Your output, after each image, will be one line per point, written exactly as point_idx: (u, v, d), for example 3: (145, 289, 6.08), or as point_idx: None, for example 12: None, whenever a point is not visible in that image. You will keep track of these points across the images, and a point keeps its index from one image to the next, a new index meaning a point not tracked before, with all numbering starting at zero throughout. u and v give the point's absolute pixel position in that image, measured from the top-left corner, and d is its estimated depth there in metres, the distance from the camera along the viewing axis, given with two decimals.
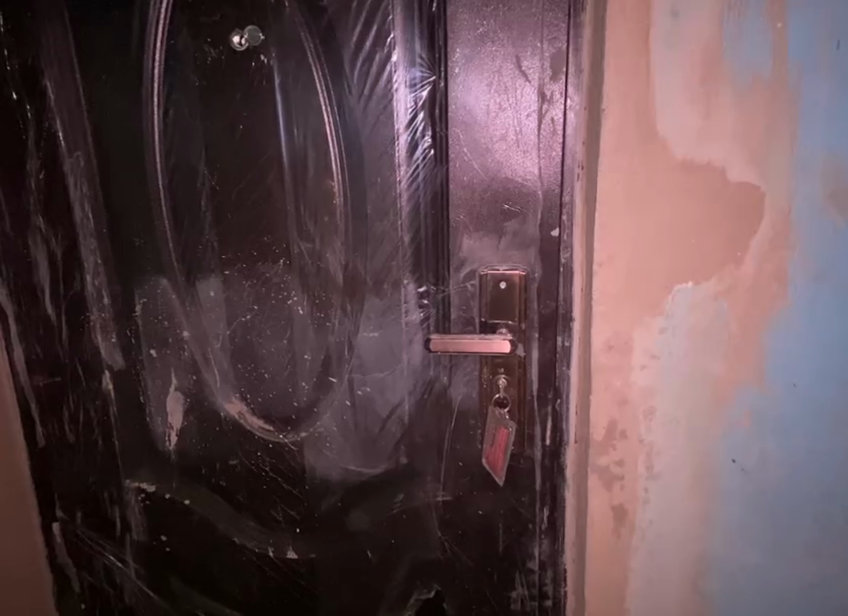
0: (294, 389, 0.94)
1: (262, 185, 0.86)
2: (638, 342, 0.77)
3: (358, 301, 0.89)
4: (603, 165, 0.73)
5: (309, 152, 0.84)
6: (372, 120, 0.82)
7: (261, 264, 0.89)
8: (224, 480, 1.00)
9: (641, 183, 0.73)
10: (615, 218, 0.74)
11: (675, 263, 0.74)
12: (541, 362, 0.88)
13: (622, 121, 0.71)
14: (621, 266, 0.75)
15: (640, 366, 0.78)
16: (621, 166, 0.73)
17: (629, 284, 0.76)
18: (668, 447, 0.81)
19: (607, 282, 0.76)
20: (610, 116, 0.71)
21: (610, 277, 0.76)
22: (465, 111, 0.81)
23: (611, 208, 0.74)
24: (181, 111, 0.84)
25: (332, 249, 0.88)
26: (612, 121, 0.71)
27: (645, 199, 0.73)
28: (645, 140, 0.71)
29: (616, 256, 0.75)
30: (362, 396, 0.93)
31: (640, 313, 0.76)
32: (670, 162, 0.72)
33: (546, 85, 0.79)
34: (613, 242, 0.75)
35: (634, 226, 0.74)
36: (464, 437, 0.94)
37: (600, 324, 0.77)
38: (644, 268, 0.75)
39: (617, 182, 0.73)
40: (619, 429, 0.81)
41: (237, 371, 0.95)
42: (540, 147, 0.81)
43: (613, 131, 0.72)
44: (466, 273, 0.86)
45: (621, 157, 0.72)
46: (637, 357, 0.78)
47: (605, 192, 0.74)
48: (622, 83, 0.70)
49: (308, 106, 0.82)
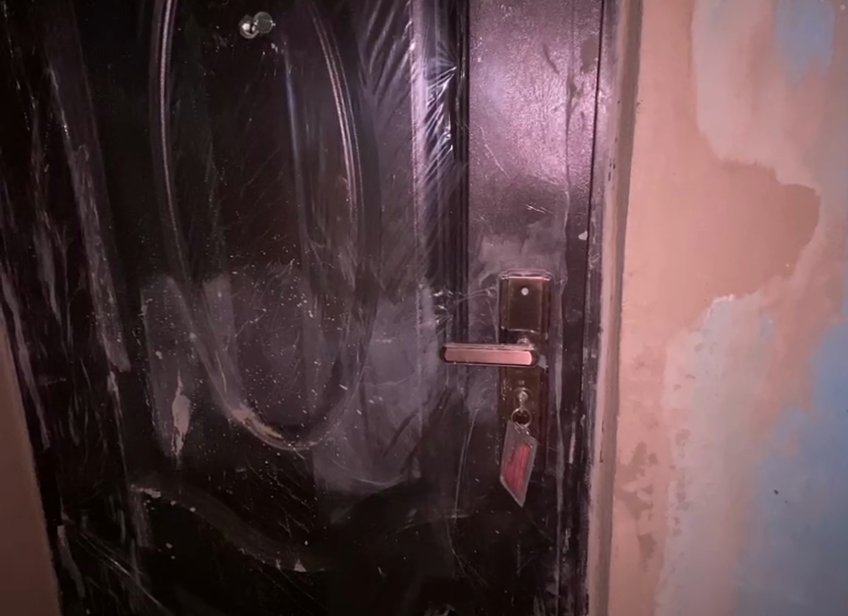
0: (303, 397, 0.90)
1: (271, 182, 0.82)
2: (671, 358, 0.70)
3: (371, 305, 0.84)
4: (635, 164, 0.67)
5: (321, 147, 0.79)
6: (388, 113, 0.77)
7: (269, 265, 0.85)
8: (230, 488, 0.97)
9: (677, 185, 0.66)
10: (648, 222, 0.68)
11: (714, 272, 0.68)
12: (565, 374, 0.82)
13: (657, 115, 0.65)
14: (652, 275, 0.69)
15: (673, 386, 0.71)
16: (655, 165, 0.66)
17: (662, 295, 0.69)
18: (703, 473, 0.74)
19: (638, 292, 0.69)
20: (644, 111, 0.65)
21: (641, 287, 0.69)
22: (487, 105, 0.75)
23: (645, 212, 0.67)
24: (188, 103, 0.80)
25: (345, 250, 0.83)
26: (646, 117, 0.65)
27: (682, 202, 0.66)
28: (684, 137, 0.65)
29: (648, 264, 0.69)
30: (373, 405, 0.89)
31: (674, 327, 0.69)
32: (711, 162, 0.65)
33: (576, 77, 0.73)
34: (646, 249, 0.68)
35: (669, 231, 0.67)
36: (481, 452, 0.88)
37: (629, 338, 0.71)
38: (679, 278, 0.68)
39: (650, 184, 0.67)
40: (648, 453, 0.74)
41: (244, 376, 0.91)
42: (568, 143, 0.75)
43: (648, 127, 0.65)
44: (485, 279, 0.81)
45: (656, 155, 0.66)
46: (670, 377, 0.71)
47: (637, 193, 0.67)
48: (658, 74, 0.64)
49: (320, 99, 0.78)
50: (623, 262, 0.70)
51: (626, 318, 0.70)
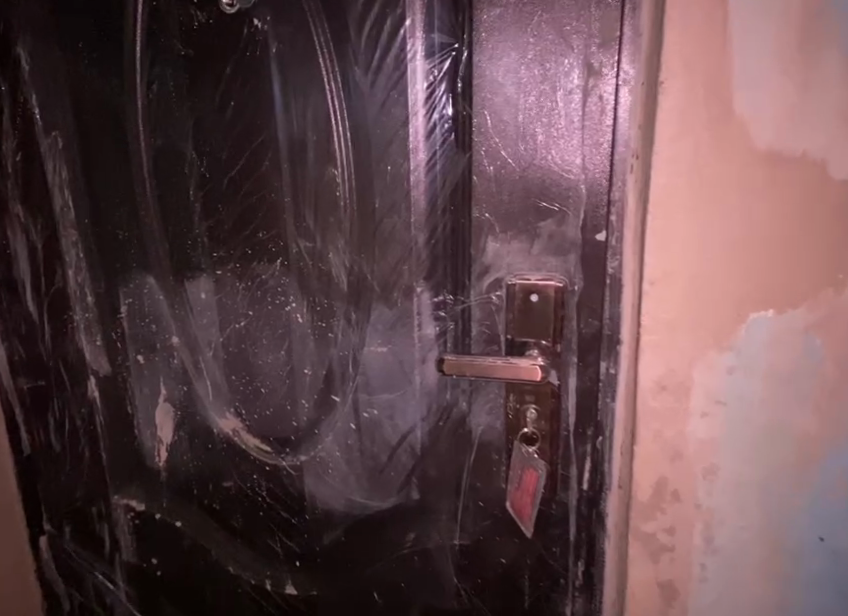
0: (293, 408, 0.83)
1: (256, 174, 0.74)
2: (700, 381, 0.61)
3: (364, 309, 0.77)
4: (658, 152, 0.57)
5: (309, 135, 0.72)
6: (383, 96, 0.69)
7: (255, 264, 0.78)
8: (217, 503, 0.90)
9: (708, 177, 0.56)
10: (672, 220, 0.58)
11: (752, 282, 0.58)
12: (579, 392, 0.73)
13: (685, 96, 0.55)
14: (677, 282, 0.59)
15: (699, 414, 0.62)
16: (681, 154, 0.57)
17: (689, 305, 0.59)
18: (734, 515, 0.64)
19: (663, 301, 0.60)
20: (670, 90, 0.56)
21: (665, 297, 0.60)
22: (492, 87, 0.67)
23: (669, 211, 0.58)
24: (166, 86, 0.73)
25: (336, 248, 0.75)
26: (672, 97, 0.56)
27: (712, 198, 0.57)
28: (717, 122, 0.55)
29: (673, 269, 0.59)
30: (368, 420, 0.81)
31: (703, 346, 0.60)
32: (750, 153, 0.55)
33: (594, 55, 0.63)
34: (671, 254, 0.59)
35: (697, 232, 0.58)
36: (485, 474, 0.80)
37: (650, 355, 0.61)
38: (709, 286, 0.59)
39: (676, 176, 0.57)
40: (670, 489, 0.65)
41: (230, 384, 0.84)
42: (586, 131, 0.66)
43: (674, 110, 0.56)
44: (490, 283, 0.73)
45: (683, 142, 0.56)
46: (696, 404, 0.62)
47: (660, 186, 0.58)
48: (688, 47, 0.54)
49: (307, 81, 0.70)
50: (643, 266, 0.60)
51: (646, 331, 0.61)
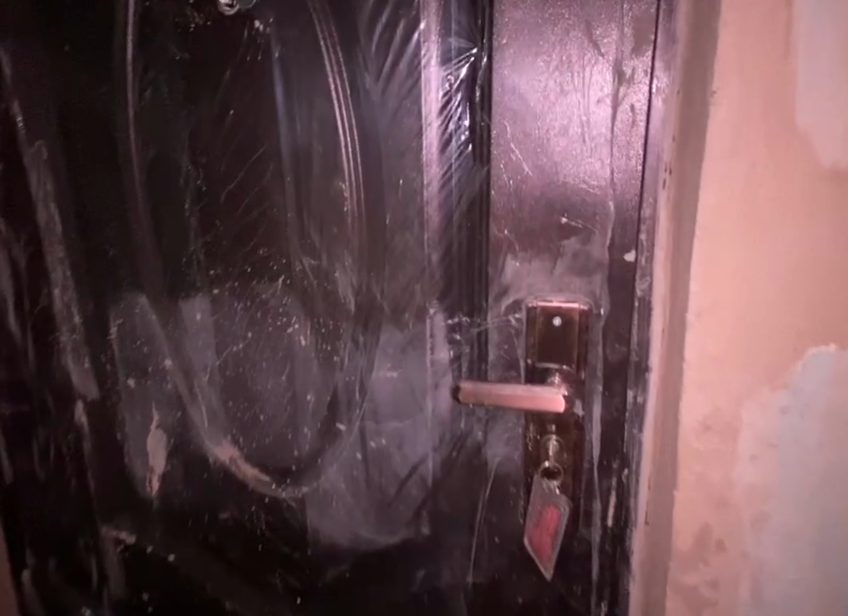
0: (294, 436, 0.78)
1: (256, 187, 0.69)
2: (749, 422, 0.55)
3: (372, 332, 0.72)
4: (707, 171, 0.50)
5: (314, 146, 0.66)
6: (395, 104, 0.63)
7: (255, 283, 0.73)
8: (213, 536, 0.84)
9: (761, 197, 0.50)
10: (721, 245, 0.52)
11: (808, 314, 0.52)
12: (604, 422, 0.68)
13: (740, 108, 0.49)
14: (725, 315, 0.53)
15: (748, 457, 0.56)
16: (733, 173, 0.50)
17: (738, 340, 0.53)
18: (785, 567, 0.59)
19: (710, 337, 0.53)
20: (722, 102, 0.49)
21: (713, 332, 0.53)
22: (513, 96, 0.62)
23: (720, 236, 0.51)
24: (160, 92, 0.68)
25: (343, 267, 0.70)
26: (725, 109, 0.49)
27: (766, 221, 0.51)
28: (776, 137, 0.49)
29: (720, 300, 0.53)
30: (374, 450, 0.76)
31: (753, 384, 0.54)
32: (811, 172, 0.50)
33: (625, 61, 0.58)
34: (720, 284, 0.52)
35: (748, 258, 0.52)
36: (501, 508, 0.75)
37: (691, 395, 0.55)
38: (761, 318, 0.53)
39: (726, 197, 0.51)
40: (714, 538, 0.59)
41: (227, 411, 0.78)
42: (615, 143, 0.61)
43: (729, 124, 0.49)
44: (508, 305, 0.68)
45: (735, 160, 0.50)
46: (744, 446, 0.56)
47: (709, 209, 0.51)
48: (742, 53, 0.48)
49: (312, 89, 0.65)
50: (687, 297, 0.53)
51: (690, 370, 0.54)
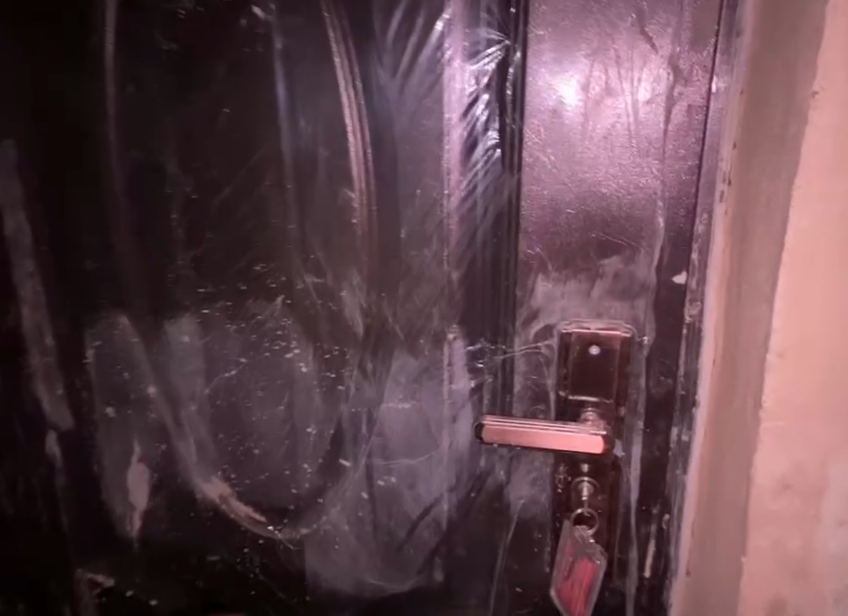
0: (293, 473, 0.70)
1: (253, 195, 0.61)
2: (837, 484, 0.43)
3: (383, 359, 0.64)
4: (800, 189, 0.38)
5: (320, 150, 0.58)
6: (414, 103, 0.56)
7: (250, 302, 0.64)
8: (200, 580, 0.76)
9: None
10: (814, 284, 0.40)
11: None
12: (644, 463, 0.61)
13: (847, 111, 0.37)
14: (814, 370, 0.41)
15: (835, 523, 0.44)
16: (832, 194, 0.38)
17: (827, 403, 0.42)
18: None
19: (792, 398, 0.42)
20: (826, 101, 0.37)
21: (798, 390, 0.42)
22: (549, 95, 0.54)
23: (815, 274, 0.40)
24: (144, 87, 0.60)
25: (350, 286, 0.62)
26: (827, 112, 0.37)
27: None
28: None
29: (808, 354, 0.41)
30: (382, 489, 0.68)
31: (846, 447, 0.42)
32: None
33: (681, 56, 0.51)
34: (811, 330, 0.40)
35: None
36: (524, 555, 0.67)
37: (762, 467, 0.43)
38: None
39: (824, 223, 0.39)
40: None
41: (218, 444, 0.70)
42: (667, 150, 0.53)
43: (834, 131, 0.37)
44: (538, 331, 0.60)
45: (837, 177, 0.38)
46: (830, 511, 0.44)
47: (799, 238, 0.39)
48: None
49: (318, 84, 0.57)
50: (765, 347, 0.42)
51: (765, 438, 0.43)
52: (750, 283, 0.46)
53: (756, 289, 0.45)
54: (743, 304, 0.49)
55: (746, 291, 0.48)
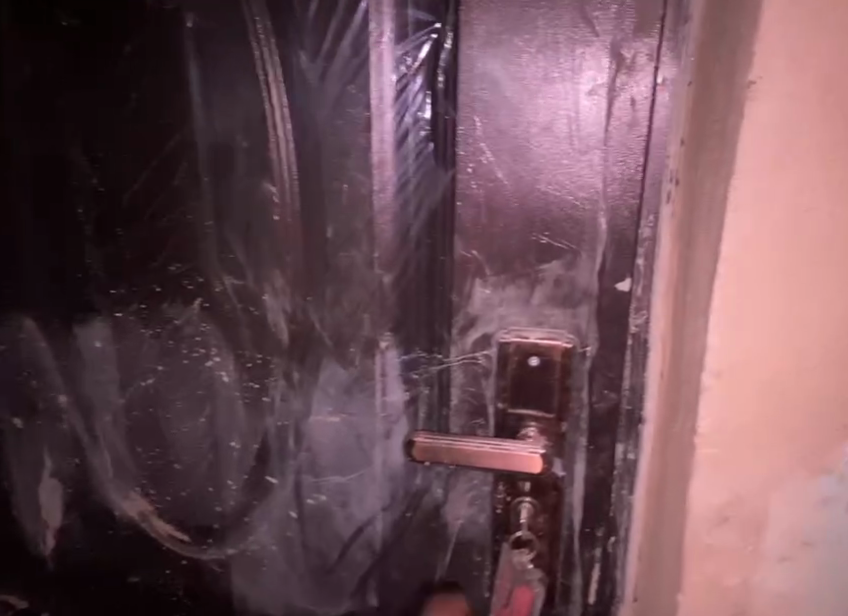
0: (217, 490, 0.65)
1: (166, 189, 0.56)
2: (779, 517, 0.40)
3: (310, 369, 0.59)
4: (736, 191, 0.34)
5: (236, 140, 0.53)
6: (338, 90, 0.51)
7: (166, 305, 0.59)
8: (121, 603, 0.71)
9: (814, 229, 0.34)
10: (753, 297, 0.36)
11: None
12: (588, 483, 0.57)
13: (787, 103, 0.32)
14: (753, 392, 0.37)
15: (775, 557, 0.41)
16: (772, 197, 0.34)
17: (768, 427, 0.38)
18: None
19: (729, 422, 0.38)
20: (765, 92, 0.32)
21: (737, 413, 0.38)
22: (483, 84, 0.49)
23: (755, 286, 0.35)
24: (44, 68, 0.54)
25: (274, 289, 0.57)
26: (766, 104, 0.33)
27: (817, 263, 0.35)
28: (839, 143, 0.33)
29: (747, 374, 0.37)
30: (312, 507, 0.63)
31: (788, 477, 0.39)
32: None
33: (624, 44, 0.46)
34: (751, 348, 0.36)
35: (788, 315, 0.36)
36: (463, 578, 0.63)
37: (697, 497, 0.40)
38: (799, 398, 0.37)
39: (763, 229, 0.35)
40: None
41: (135, 458, 0.65)
42: (609, 146, 0.49)
43: (774, 127, 0.33)
44: (476, 341, 0.56)
45: (776, 178, 0.34)
46: (770, 545, 0.40)
47: (736, 246, 0.35)
48: (799, 20, 0.31)
49: (232, 67, 0.51)
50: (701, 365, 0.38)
51: (700, 465, 0.39)
52: (693, 293, 0.42)
53: (696, 300, 0.40)
54: (686, 316, 0.45)
55: (689, 302, 0.43)
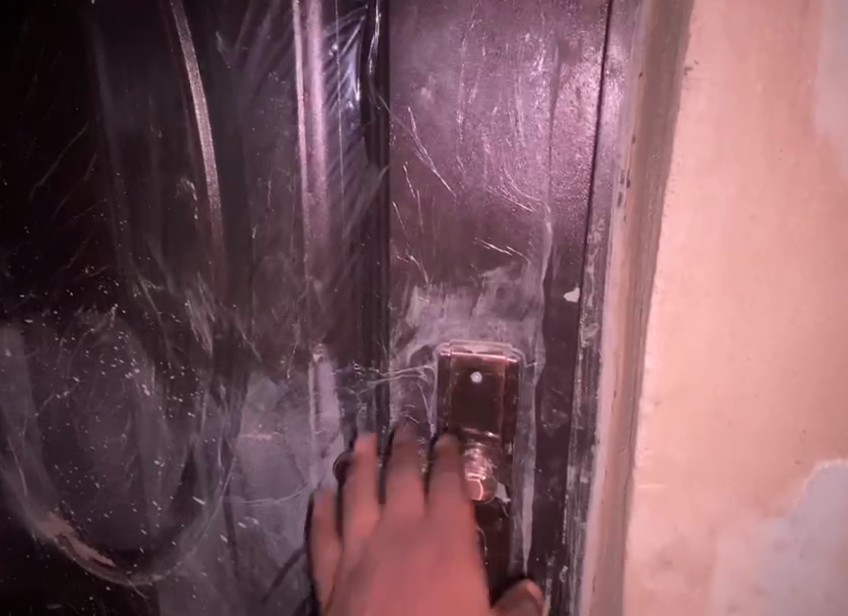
0: (141, 512, 0.60)
1: (77, 185, 0.51)
2: (729, 560, 0.35)
3: (238, 382, 0.54)
4: (674, 194, 0.30)
5: (149, 131, 0.49)
6: (259, 77, 0.46)
7: (81, 312, 0.55)
8: None
9: (763, 238, 0.30)
10: (695, 316, 0.31)
11: (824, 415, 0.33)
12: (538, 508, 0.52)
13: (727, 93, 0.28)
14: (697, 422, 0.33)
15: (725, 605, 0.36)
16: (713, 201, 0.30)
17: (714, 462, 0.33)
18: None
19: (670, 455, 0.33)
20: (702, 79, 0.28)
21: (680, 446, 0.33)
22: (416, 73, 0.45)
23: (698, 302, 0.31)
24: None
25: (196, 295, 0.52)
26: (705, 94, 0.29)
27: (764, 277, 0.31)
28: (786, 139, 0.29)
29: (690, 401, 0.32)
30: (244, 532, 0.59)
31: (739, 517, 0.34)
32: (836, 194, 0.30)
33: (568, 29, 0.42)
34: (694, 372, 0.32)
35: (735, 336, 0.31)
36: None
37: (639, 539, 0.35)
38: (749, 429, 0.33)
39: (704, 238, 0.30)
40: None
41: (53, 476, 0.60)
42: (555, 142, 0.44)
43: (714, 120, 0.29)
44: (415, 353, 0.51)
45: (718, 179, 0.30)
46: (720, 590, 0.36)
47: (674, 257, 0.31)
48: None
49: (143, 50, 0.47)
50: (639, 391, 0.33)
51: (640, 502, 0.35)
52: (640, 311, 0.38)
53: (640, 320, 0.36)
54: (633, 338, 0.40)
55: (636, 321, 0.39)
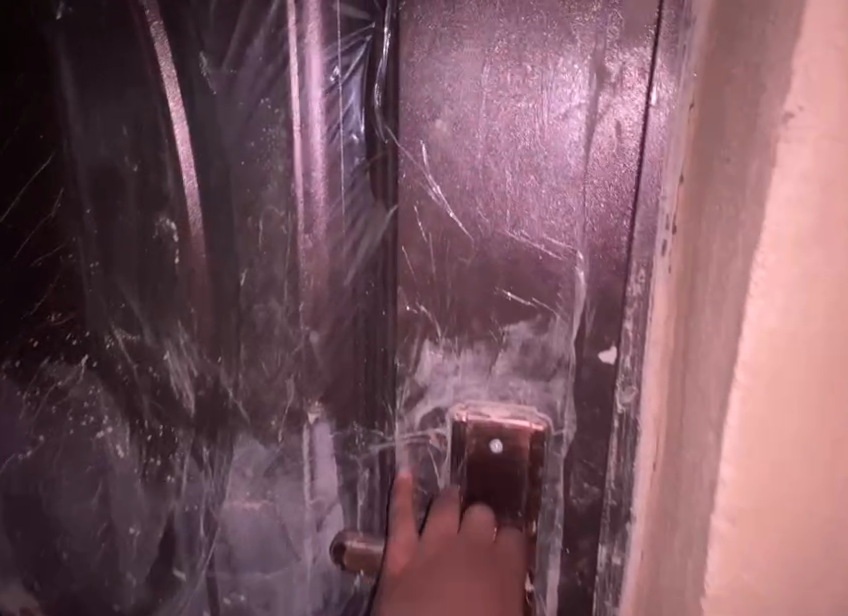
0: (114, 585, 0.53)
1: (41, 223, 0.45)
2: None
3: (223, 444, 0.48)
4: (764, 271, 0.23)
5: (123, 163, 0.43)
6: (249, 104, 0.40)
7: (46, 363, 0.49)
8: None
9: None
10: (785, 418, 0.25)
11: None
12: (563, 592, 0.46)
13: (844, 145, 0.22)
14: (779, 542, 0.27)
15: None
16: (818, 279, 0.23)
17: (793, 581, 0.28)
18: None
19: (746, 576, 0.28)
20: (807, 129, 0.22)
21: (758, 566, 0.27)
22: (430, 102, 0.39)
23: (789, 401, 0.25)
24: None
25: (176, 347, 0.46)
26: (812, 146, 0.22)
27: None
28: None
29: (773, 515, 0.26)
30: (229, 609, 0.52)
31: None
32: None
33: (608, 53, 0.36)
34: (779, 482, 0.26)
35: (830, 439, 0.26)
36: None
37: None
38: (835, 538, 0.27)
39: (804, 326, 0.24)
40: None
41: (16, 544, 0.54)
42: (590, 182, 0.39)
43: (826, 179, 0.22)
44: (426, 416, 0.45)
45: (825, 252, 0.23)
46: None
47: (763, 349, 0.24)
48: None
49: (116, 72, 0.41)
50: (710, 503, 0.27)
51: None
52: (701, 390, 0.31)
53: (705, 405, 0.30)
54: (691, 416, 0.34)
55: (695, 399, 0.32)
